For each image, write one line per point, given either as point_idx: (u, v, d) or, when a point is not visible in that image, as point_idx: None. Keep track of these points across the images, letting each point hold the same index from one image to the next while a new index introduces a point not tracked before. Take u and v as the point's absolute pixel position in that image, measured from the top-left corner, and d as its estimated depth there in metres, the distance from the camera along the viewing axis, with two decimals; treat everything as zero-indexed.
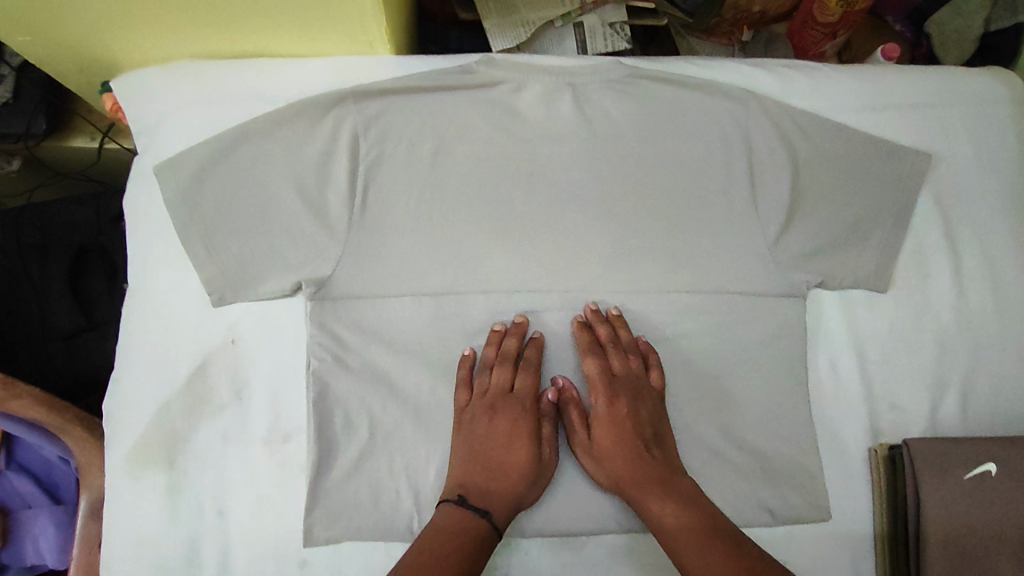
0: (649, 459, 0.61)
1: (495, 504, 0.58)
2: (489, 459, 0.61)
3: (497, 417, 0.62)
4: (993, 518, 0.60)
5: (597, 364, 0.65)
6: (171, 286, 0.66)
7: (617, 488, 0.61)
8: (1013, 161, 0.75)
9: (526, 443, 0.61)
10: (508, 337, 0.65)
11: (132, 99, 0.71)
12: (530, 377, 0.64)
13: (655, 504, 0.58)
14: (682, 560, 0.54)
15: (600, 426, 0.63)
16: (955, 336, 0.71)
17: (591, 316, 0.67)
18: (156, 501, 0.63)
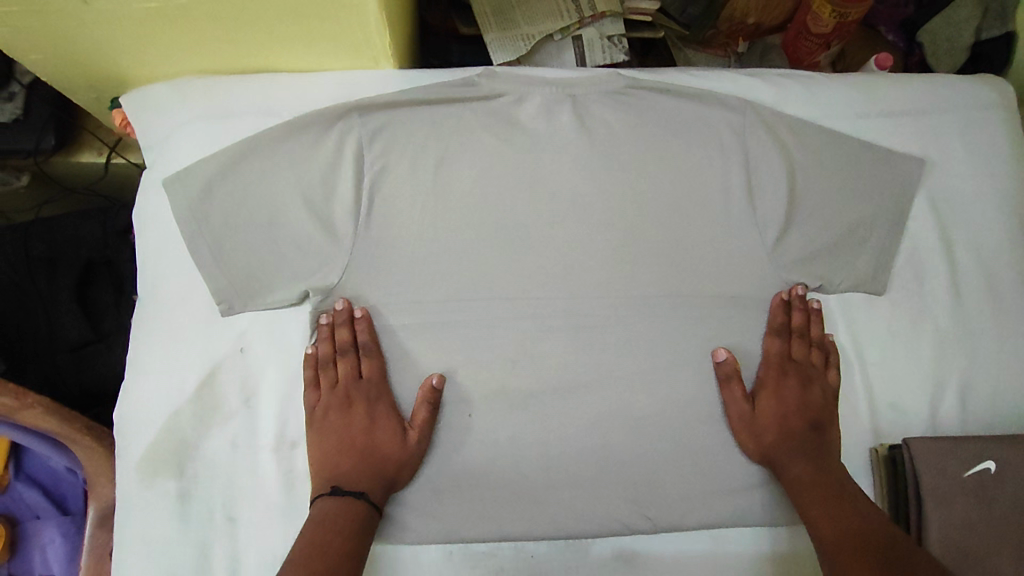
0: (794, 436, 0.66)
1: (367, 485, 0.63)
2: (351, 448, 0.64)
3: (353, 409, 0.65)
4: (995, 513, 0.62)
5: (779, 345, 0.69)
6: (180, 297, 0.67)
7: (765, 456, 0.66)
8: (1006, 166, 0.77)
9: (390, 429, 0.65)
10: (339, 327, 0.66)
11: (142, 114, 0.73)
12: (377, 361, 0.66)
13: (804, 471, 0.64)
14: (813, 514, 0.61)
15: (767, 397, 0.68)
16: (952, 338, 0.72)
17: (795, 300, 0.70)
18: (165, 509, 0.64)
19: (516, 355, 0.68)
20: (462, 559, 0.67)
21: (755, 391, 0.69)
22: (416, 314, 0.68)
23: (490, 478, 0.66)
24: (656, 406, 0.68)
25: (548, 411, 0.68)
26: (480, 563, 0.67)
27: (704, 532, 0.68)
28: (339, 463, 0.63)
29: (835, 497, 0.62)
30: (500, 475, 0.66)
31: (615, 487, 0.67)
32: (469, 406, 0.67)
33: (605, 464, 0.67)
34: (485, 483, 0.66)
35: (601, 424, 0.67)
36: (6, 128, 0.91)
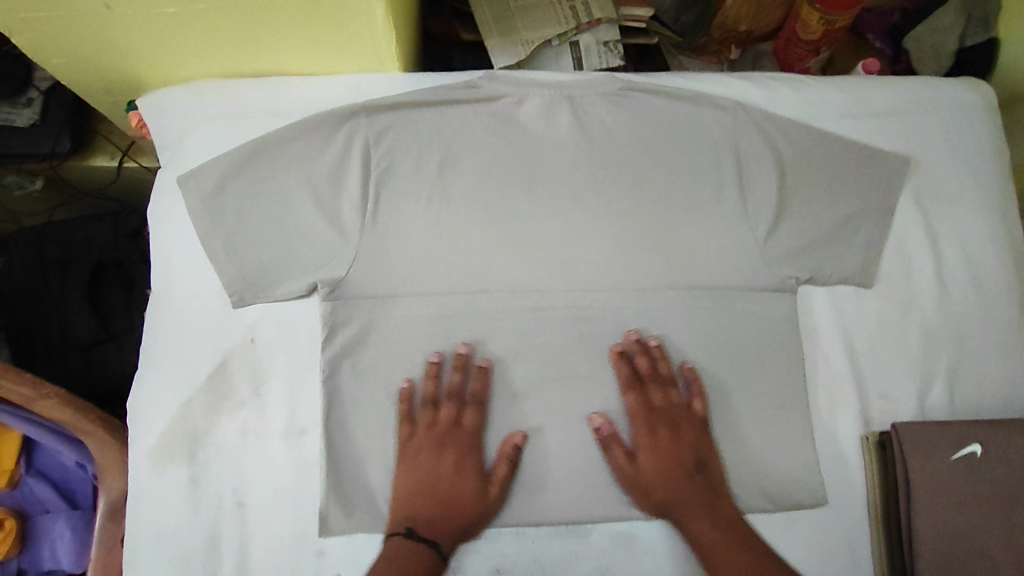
0: (692, 484, 0.67)
1: (441, 534, 0.64)
2: (432, 492, 0.65)
3: (443, 453, 0.67)
4: (979, 494, 0.63)
5: (638, 399, 0.69)
6: (193, 291, 0.70)
7: (662, 508, 0.67)
8: (988, 164, 0.80)
9: (473, 479, 0.66)
10: (452, 372, 0.69)
11: (156, 116, 0.76)
12: (479, 413, 0.68)
13: (698, 522, 0.65)
14: (719, 569, 0.63)
15: (645, 452, 0.68)
16: (939, 328, 0.74)
17: (634, 346, 0.70)
18: (177, 495, 0.66)
19: (517, 346, 0.70)
20: (464, 542, 0.67)
21: (634, 449, 0.69)
22: (420, 307, 0.70)
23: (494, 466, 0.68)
24: (654, 395, 0.70)
25: (549, 400, 0.70)
26: (482, 548, 0.67)
27: None
28: (416, 507, 0.65)
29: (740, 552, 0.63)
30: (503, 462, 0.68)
31: (614, 474, 0.68)
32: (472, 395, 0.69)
33: (605, 451, 0.69)
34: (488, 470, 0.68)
35: (601, 413, 0.69)
36: (23, 132, 0.95)
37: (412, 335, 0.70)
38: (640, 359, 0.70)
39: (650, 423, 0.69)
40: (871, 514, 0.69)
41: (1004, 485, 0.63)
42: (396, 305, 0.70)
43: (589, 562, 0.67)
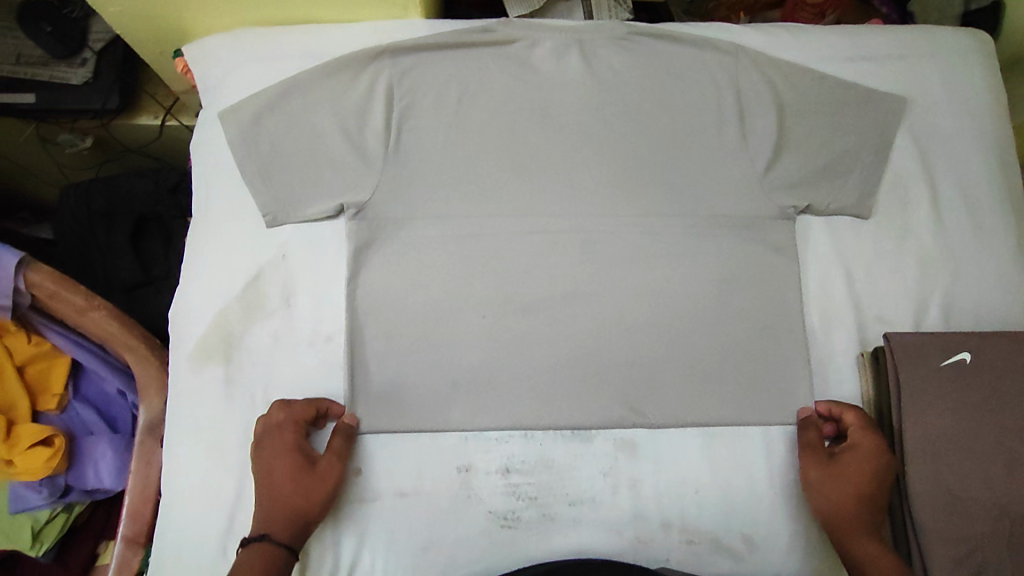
0: (874, 507, 0.65)
1: (277, 529, 0.64)
2: (265, 497, 0.65)
3: (262, 454, 0.67)
4: (972, 395, 0.66)
5: (862, 417, 0.69)
6: (230, 211, 0.76)
7: (834, 515, 0.66)
8: (984, 104, 0.82)
9: (298, 473, 0.66)
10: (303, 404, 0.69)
11: (201, 60, 0.83)
12: (300, 411, 0.68)
13: (865, 546, 0.64)
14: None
15: (855, 457, 0.66)
16: (935, 257, 0.77)
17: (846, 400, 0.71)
18: (214, 392, 0.71)
19: (527, 265, 0.75)
20: (477, 445, 0.71)
21: (840, 450, 0.67)
22: (437, 228, 0.75)
23: (502, 375, 0.72)
24: (655, 314, 0.74)
25: (554, 315, 0.74)
26: (493, 449, 0.70)
27: (703, 427, 0.72)
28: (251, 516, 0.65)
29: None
30: (510, 371, 0.72)
31: (616, 383, 0.73)
32: (481, 307, 0.74)
33: (609, 364, 0.73)
34: (497, 378, 0.72)
35: (602, 333, 0.74)
36: (77, 89, 1.03)
37: (428, 253, 0.74)
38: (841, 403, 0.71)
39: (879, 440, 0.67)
40: None
41: (994, 383, 0.66)
42: (414, 225, 0.74)
43: (593, 464, 0.70)
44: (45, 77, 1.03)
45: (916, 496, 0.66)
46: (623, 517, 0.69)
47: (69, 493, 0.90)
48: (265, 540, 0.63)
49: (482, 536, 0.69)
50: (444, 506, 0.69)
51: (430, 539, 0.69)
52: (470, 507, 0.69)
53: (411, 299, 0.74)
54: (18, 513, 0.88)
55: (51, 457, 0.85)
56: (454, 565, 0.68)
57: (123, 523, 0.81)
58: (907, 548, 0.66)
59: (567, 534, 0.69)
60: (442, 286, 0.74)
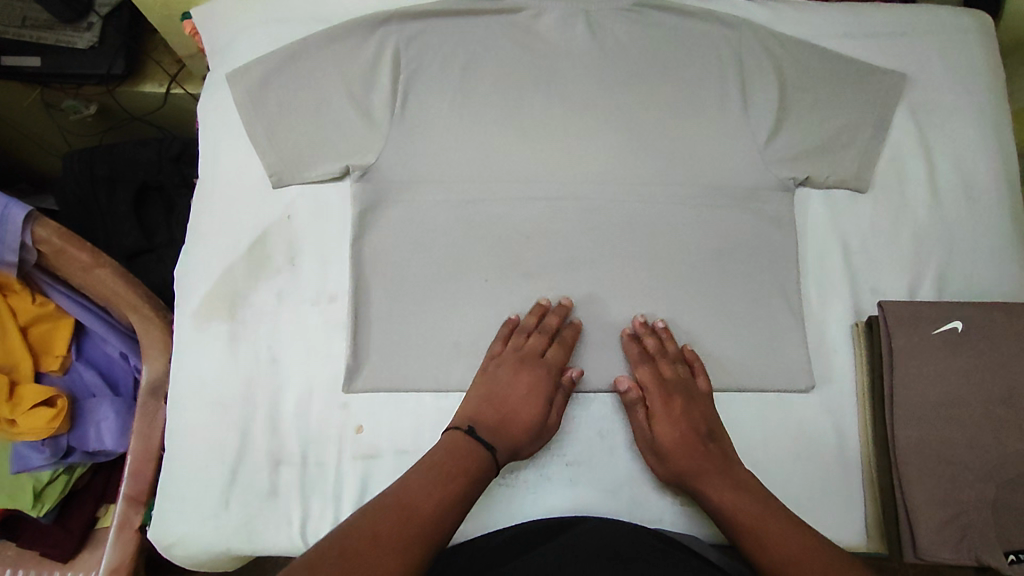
0: (705, 448, 0.66)
1: (499, 439, 0.65)
2: (501, 405, 0.67)
3: (523, 370, 0.69)
4: (962, 364, 0.68)
5: (649, 373, 0.70)
6: (237, 171, 0.77)
7: (675, 475, 0.67)
8: (983, 83, 0.84)
9: (541, 393, 0.68)
10: (552, 315, 0.72)
11: (209, 24, 0.83)
12: (569, 336, 0.72)
13: (718, 488, 0.64)
14: (734, 529, 0.62)
15: (660, 420, 0.68)
16: (931, 232, 0.78)
17: (639, 329, 0.73)
18: (217, 349, 0.72)
19: (530, 231, 0.76)
20: None
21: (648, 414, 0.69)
22: (442, 192, 0.76)
23: None
24: (656, 281, 0.75)
25: (555, 280, 0.75)
26: None
27: None
28: (481, 415, 0.67)
29: (756, 515, 0.61)
30: None
31: (616, 349, 0.74)
32: (483, 270, 0.75)
33: (609, 328, 0.74)
34: None
35: (604, 298, 0.75)
36: (83, 53, 1.04)
37: (432, 216, 0.75)
38: (654, 334, 0.73)
39: (665, 393, 0.69)
40: (868, 474, 0.71)
41: (985, 351, 0.68)
42: (420, 187, 0.75)
43: (590, 426, 0.72)
44: (51, 41, 1.03)
45: (904, 458, 0.67)
46: (620, 478, 0.70)
47: (70, 455, 0.90)
48: (470, 440, 0.64)
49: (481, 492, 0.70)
50: None
51: None
52: None
53: (416, 259, 0.75)
54: (21, 474, 0.88)
55: (54, 417, 0.84)
56: None
57: (125, 482, 0.81)
58: (895, 508, 0.67)
59: (565, 494, 0.70)
60: (446, 248, 0.75)
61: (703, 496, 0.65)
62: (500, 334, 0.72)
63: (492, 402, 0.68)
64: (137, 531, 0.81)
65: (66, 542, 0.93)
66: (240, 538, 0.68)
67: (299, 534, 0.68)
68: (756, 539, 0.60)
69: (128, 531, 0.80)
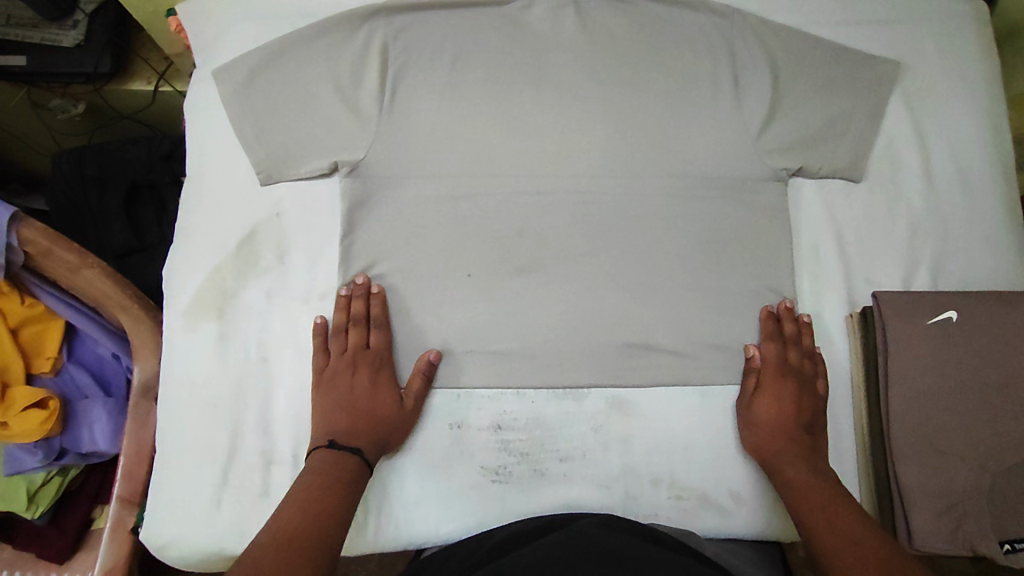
0: (796, 436, 0.68)
1: (364, 441, 0.66)
2: (351, 409, 0.68)
3: (356, 372, 0.70)
4: (958, 354, 0.67)
5: (775, 350, 0.71)
6: (224, 169, 0.76)
7: (758, 451, 0.68)
8: (978, 70, 0.83)
9: (388, 393, 0.69)
10: (355, 299, 0.72)
11: (194, 20, 0.82)
12: (383, 334, 0.71)
13: (797, 471, 0.65)
14: (800, 508, 0.63)
15: (766, 398, 0.69)
16: (926, 221, 0.78)
17: (784, 312, 0.73)
18: (206, 348, 0.71)
19: (520, 225, 0.75)
20: (468, 403, 0.71)
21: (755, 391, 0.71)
22: (430, 187, 0.75)
23: (496, 333, 0.73)
24: (647, 275, 0.75)
25: (547, 275, 0.74)
26: (485, 406, 0.71)
27: (696, 386, 0.72)
28: (338, 424, 0.67)
29: (823, 497, 0.62)
30: (502, 329, 0.73)
31: (608, 343, 0.73)
32: (472, 266, 0.74)
33: (601, 323, 0.73)
34: (489, 335, 0.73)
35: (595, 292, 0.74)
36: (69, 52, 1.03)
37: (420, 212, 0.74)
38: (793, 320, 0.73)
39: (781, 373, 0.70)
40: (862, 466, 0.70)
41: (981, 341, 0.67)
42: (408, 183, 0.74)
43: (584, 422, 0.71)
44: (36, 39, 1.02)
45: (900, 450, 0.67)
46: (614, 473, 0.70)
47: (64, 456, 0.89)
48: (331, 452, 0.65)
49: (468, 490, 0.69)
50: (432, 462, 0.70)
51: (422, 494, 0.69)
52: (462, 462, 0.70)
53: (405, 255, 0.74)
54: (14, 475, 0.87)
55: (47, 419, 0.84)
56: (445, 521, 0.69)
57: (118, 482, 0.81)
58: (890, 500, 0.67)
59: (558, 490, 0.70)
60: (434, 243, 0.74)
61: (777, 476, 0.66)
62: (324, 335, 0.71)
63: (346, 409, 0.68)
64: (131, 533, 0.81)
65: (60, 544, 0.92)
66: (232, 538, 0.68)
67: None
68: (825, 519, 0.60)
69: (121, 532, 0.80)
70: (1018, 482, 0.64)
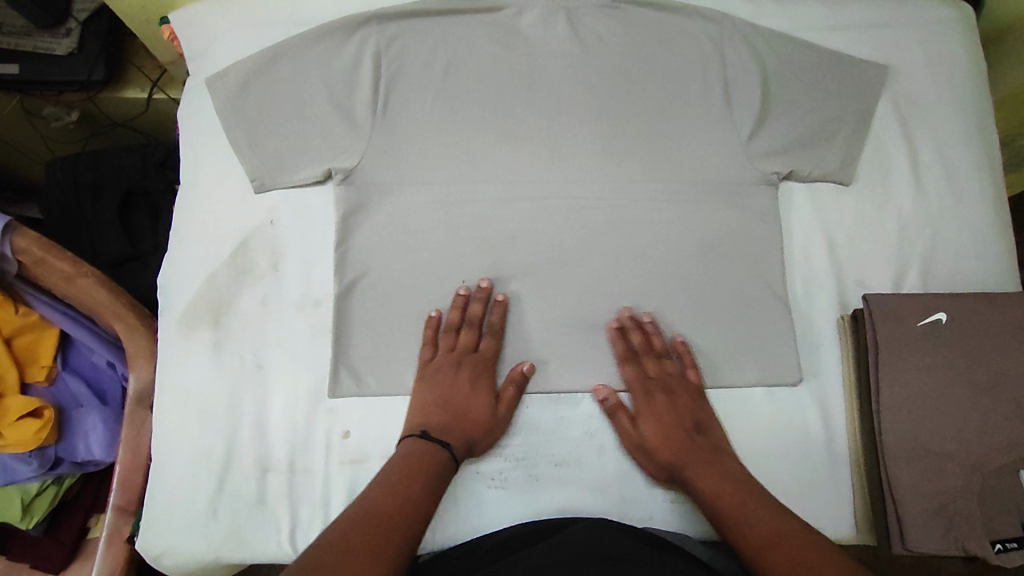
0: (677, 441, 0.68)
1: (453, 437, 0.67)
2: (447, 405, 0.69)
3: (459, 369, 0.71)
4: (948, 356, 0.68)
5: (633, 372, 0.72)
6: (219, 178, 0.76)
7: (664, 470, 0.68)
8: (965, 73, 0.84)
9: (483, 398, 0.70)
10: (475, 302, 0.72)
11: (187, 28, 0.82)
12: (496, 341, 0.72)
13: (708, 474, 0.65)
14: (721, 514, 0.62)
15: (648, 420, 0.70)
16: (915, 223, 0.79)
17: (627, 323, 0.73)
18: (201, 357, 0.72)
19: (515, 231, 0.76)
20: None
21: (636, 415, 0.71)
22: (425, 193, 0.75)
23: (490, 339, 0.73)
24: (641, 279, 0.75)
25: (541, 280, 0.75)
26: None
27: None
28: (429, 418, 0.68)
29: (738, 500, 0.62)
30: (497, 334, 0.73)
31: (603, 348, 0.73)
32: (467, 271, 0.75)
33: (595, 327, 0.74)
34: (484, 341, 0.73)
35: (590, 296, 0.75)
36: (62, 60, 1.03)
37: (415, 219, 0.75)
38: (635, 326, 0.73)
39: (646, 392, 0.71)
40: (854, 469, 0.71)
41: (970, 342, 0.68)
42: (402, 190, 0.75)
43: (579, 426, 0.71)
44: (29, 48, 1.02)
45: (891, 451, 0.67)
46: (609, 477, 0.70)
47: (58, 466, 0.89)
48: (421, 441, 0.65)
49: (464, 495, 0.70)
50: None
51: None
52: (459, 468, 0.70)
53: (400, 262, 0.74)
54: (7, 486, 0.86)
55: (41, 428, 0.83)
56: (447, 525, 0.69)
57: (114, 492, 0.81)
58: (882, 502, 0.68)
59: (554, 495, 0.70)
60: (429, 250, 0.75)
61: (689, 485, 0.66)
62: (426, 342, 0.72)
63: (427, 403, 0.69)
64: (126, 541, 0.80)
65: (56, 554, 0.93)
66: (230, 546, 0.68)
67: (288, 541, 0.68)
68: (740, 525, 0.60)
69: (117, 541, 0.80)
70: (1005, 480, 0.65)
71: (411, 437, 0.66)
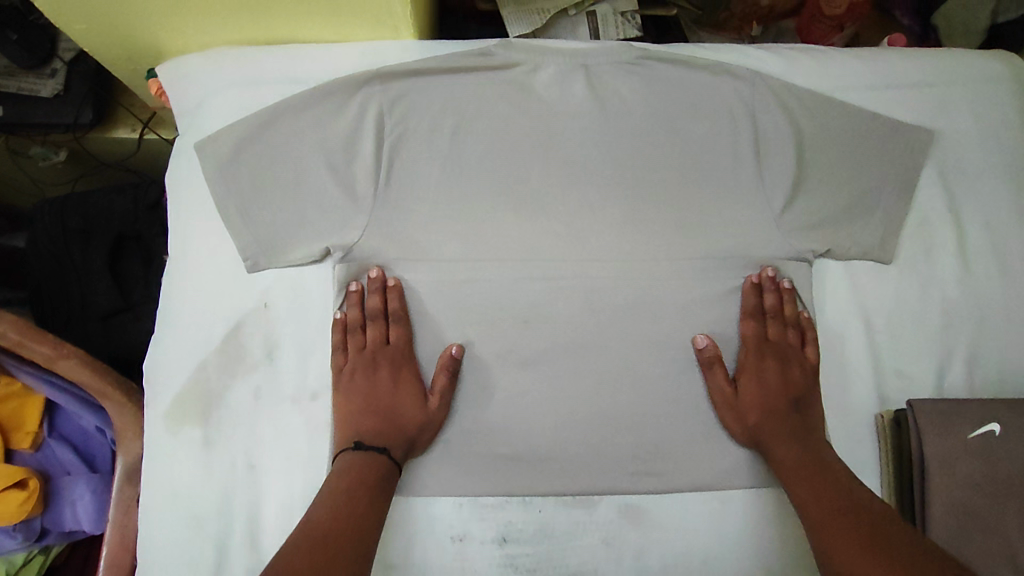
0: (784, 415, 0.68)
1: (389, 440, 0.65)
2: (377, 408, 0.67)
3: (376, 370, 0.68)
4: (1000, 474, 0.62)
5: (755, 329, 0.70)
6: (208, 254, 0.71)
7: (753, 440, 0.67)
8: (1016, 139, 0.77)
9: (410, 391, 0.68)
10: (372, 294, 0.68)
11: (176, 82, 0.76)
12: (405, 328, 0.69)
13: (789, 448, 0.65)
14: (795, 486, 0.63)
15: (749, 381, 0.69)
16: (960, 309, 0.72)
17: (766, 282, 0.71)
18: (190, 454, 0.67)
19: (528, 314, 0.70)
20: (472, 511, 0.66)
21: (736, 375, 0.70)
22: (430, 272, 0.70)
23: (499, 434, 0.68)
24: (663, 370, 0.70)
25: (554, 368, 0.69)
26: (489, 516, 0.66)
27: (712, 491, 0.68)
28: (358, 427, 0.66)
29: (814, 472, 0.63)
30: (507, 429, 0.68)
31: (621, 445, 0.68)
32: (475, 358, 0.69)
33: (613, 420, 0.68)
34: (492, 437, 0.68)
35: (607, 388, 0.69)
36: (47, 102, 0.97)
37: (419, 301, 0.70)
38: (772, 287, 0.71)
39: (760, 354, 0.70)
40: None
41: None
42: (405, 269, 0.70)
43: (594, 533, 0.66)
44: (11, 88, 0.96)
45: None
46: None
47: (46, 536, 0.84)
48: (353, 453, 0.64)
49: None
50: None
51: None
52: None
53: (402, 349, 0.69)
54: None
55: (25, 500, 0.77)
56: None
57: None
58: None
59: None
60: (433, 335, 0.70)
61: (768, 455, 0.66)
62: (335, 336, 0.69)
63: (360, 407, 0.67)
64: None
65: None
66: None
67: None
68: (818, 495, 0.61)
69: None
70: None
71: (343, 450, 0.65)
